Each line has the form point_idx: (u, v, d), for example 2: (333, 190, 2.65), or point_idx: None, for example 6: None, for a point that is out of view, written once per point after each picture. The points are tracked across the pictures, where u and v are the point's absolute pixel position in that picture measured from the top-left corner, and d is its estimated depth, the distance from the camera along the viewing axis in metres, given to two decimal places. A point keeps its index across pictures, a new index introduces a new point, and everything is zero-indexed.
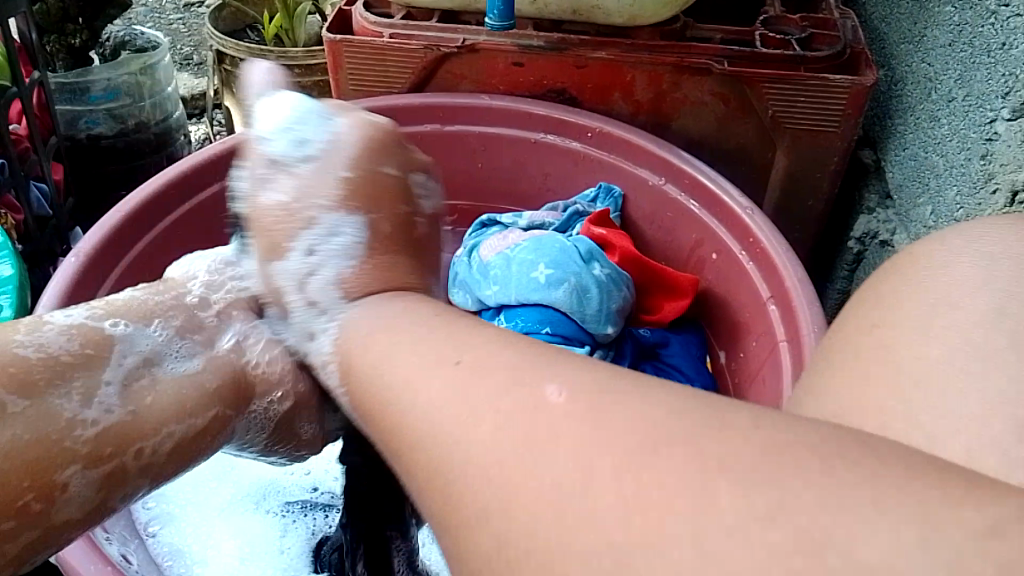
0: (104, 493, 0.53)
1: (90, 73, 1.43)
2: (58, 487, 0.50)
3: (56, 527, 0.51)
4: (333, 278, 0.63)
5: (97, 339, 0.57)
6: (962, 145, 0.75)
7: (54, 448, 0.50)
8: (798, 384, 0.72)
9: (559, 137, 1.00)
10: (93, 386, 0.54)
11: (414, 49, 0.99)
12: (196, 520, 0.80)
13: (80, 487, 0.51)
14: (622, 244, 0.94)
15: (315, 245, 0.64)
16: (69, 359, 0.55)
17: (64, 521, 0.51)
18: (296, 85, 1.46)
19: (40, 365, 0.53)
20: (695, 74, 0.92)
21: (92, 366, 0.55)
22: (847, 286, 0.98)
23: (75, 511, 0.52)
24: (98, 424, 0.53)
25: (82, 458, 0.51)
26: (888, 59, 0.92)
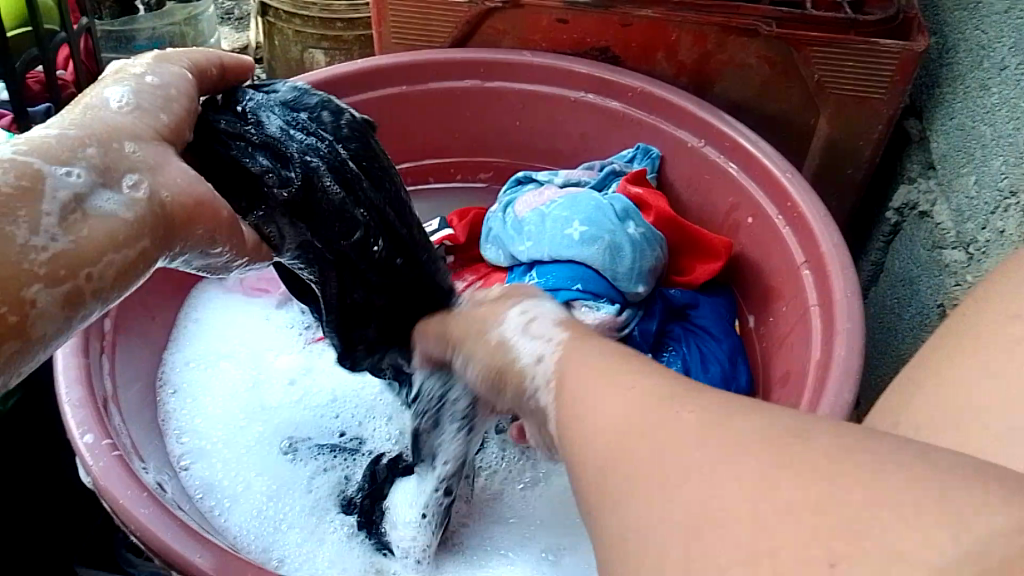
0: (68, 313, 0.48)
1: (136, 21, 1.45)
2: (27, 305, 0.46)
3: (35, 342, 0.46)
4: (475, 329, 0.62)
5: (32, 172, 0.49)
6: (1011, 114, 0.73)
7: (10, 274, 0.45)
8: (828, 347, 0.72)
9: (599, 96, 1.00)
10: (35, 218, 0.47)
11: (459, 2, 0.99)
12: (226, 457, 0.83)
13: (46, 321, 0.47)
14: (658, 205, 0.94)
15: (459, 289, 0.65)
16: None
17: (44, 337, 0.47)
18: (338, 39, 1.47)
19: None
20: (741, 35, 0.91)
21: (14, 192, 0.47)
22: (882, 258, 0.98)
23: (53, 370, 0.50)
24: (50, 251, 0.47)
25: (43, 276, 0.46)
26: (940, 27, 0.91)
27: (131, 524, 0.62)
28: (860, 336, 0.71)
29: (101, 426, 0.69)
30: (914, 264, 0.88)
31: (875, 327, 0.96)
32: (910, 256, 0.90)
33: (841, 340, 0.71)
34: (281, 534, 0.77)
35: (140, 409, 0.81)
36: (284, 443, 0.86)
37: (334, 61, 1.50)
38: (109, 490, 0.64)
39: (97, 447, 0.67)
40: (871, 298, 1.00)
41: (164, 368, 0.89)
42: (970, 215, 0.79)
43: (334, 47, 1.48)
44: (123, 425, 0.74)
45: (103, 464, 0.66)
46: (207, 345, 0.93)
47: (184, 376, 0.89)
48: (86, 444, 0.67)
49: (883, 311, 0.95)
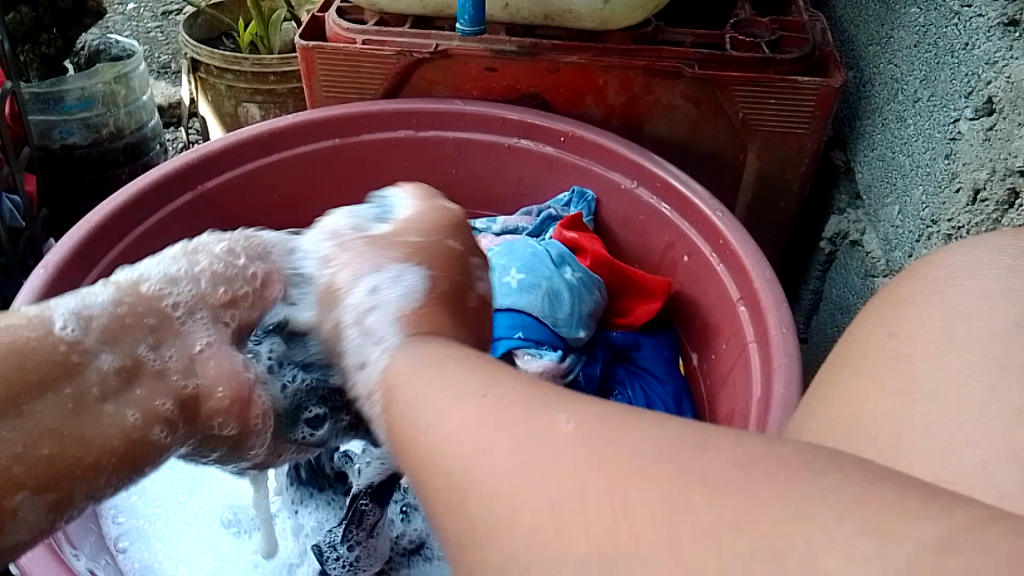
0: (51, 515, 0.55)
1: (64, 83, 1.42)
2: (8, 512, 0.52)
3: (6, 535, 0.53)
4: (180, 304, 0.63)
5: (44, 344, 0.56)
6: (927, 145, 0.75)
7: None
8: (767, 384, 0.72)
9: (532, 141, 1.00)
10: (62, 412, 0.54)
11: (387, 54, 0.98)
12: (166, 537, 0.80)
13: (29, 508, 0.53)
14: (593, 248, 0.94)
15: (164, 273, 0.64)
16: (29, 376, 0.54)
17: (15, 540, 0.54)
18: (272, 92, 1.46)
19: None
20: (666, 77, 0.93)
21: (48, 385, 0.54)
22: (819, 286, 0.99)
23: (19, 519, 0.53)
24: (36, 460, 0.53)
25: (30, 485, 0.53)
26: (857, 61, 0.93)
27: None
28: (798, 372, 0.71)
29: None
30: (849, 292, 0.90)
31: (818, 356, 0.97)
32: (846, 284, 0.91)
33: (779, 376, 0.71)
34: None
35: None
36: (228, 513, 0.82)
37: (269, 113, 1.49)
38: None
39: None
40: (812, 327, 1.01)
41: None
42: (896, 244, 0.80)
43: (269, 100, 1.47)
44: None
45: (30, 552, 0.62)
46: None
47: None
48: None
49: (825, 340, 0.95)
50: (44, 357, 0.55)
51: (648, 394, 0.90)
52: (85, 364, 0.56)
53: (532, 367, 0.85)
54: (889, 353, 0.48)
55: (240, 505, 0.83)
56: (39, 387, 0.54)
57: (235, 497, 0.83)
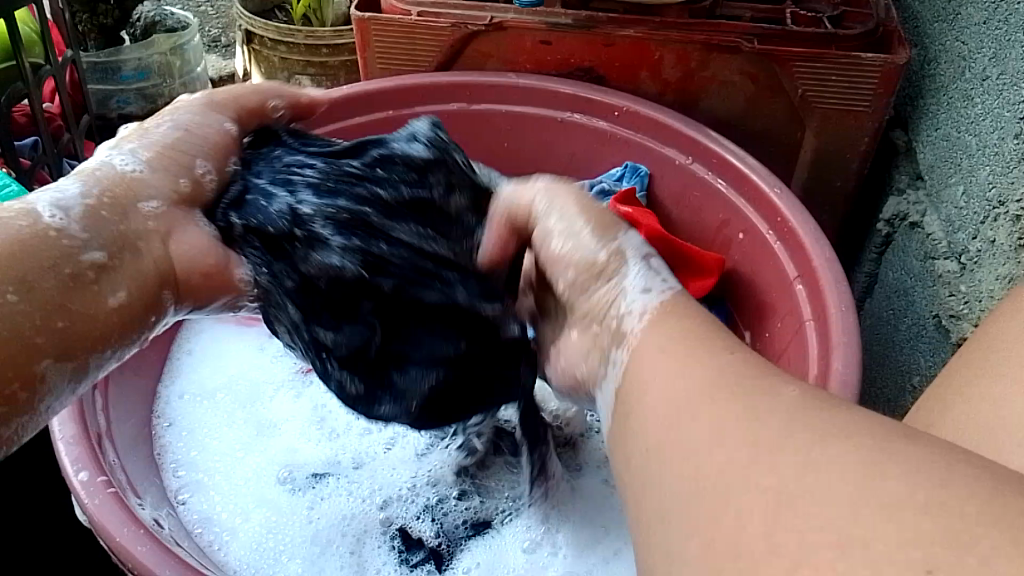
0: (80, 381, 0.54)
1: (122, 52, 1.45)
2: (37, 381, 0.51)
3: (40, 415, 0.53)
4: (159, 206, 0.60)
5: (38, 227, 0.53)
6: (995, 124, 0.74)
7: (23, 349, 0.50)
8: (824, 362, 0.72)
9: (586, 116, 1.00)
10: (71, 291, 0.53)
11: (442, 27, 0.99)
12: (225, 490, 0.82)
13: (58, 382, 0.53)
14: (648, 223, 0.94)
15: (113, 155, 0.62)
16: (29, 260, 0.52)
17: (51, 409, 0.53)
18: (324, 65, 1.47)
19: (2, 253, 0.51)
20: (724, 53, 0.92)
21: (51, 265, 0.53)
22: (875, 269, 0.97)
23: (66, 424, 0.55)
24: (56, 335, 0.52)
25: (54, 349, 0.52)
26: (921, 38, 0.91)
27: (127, 562, 0.61)
28: (856, 350, 0.70)
29: (95, 463, 0.68)
30: (907, 274, 0.88)
31: (872, 339, 0.96)
32: (903, 267, 0.90)
33: (837, 355, 0.70)
34: (282, 565, 0.76)
35: (135, 447, 0.80)
36: (282, 471, 0.84)
37: (321, 85, 1.50)
38: (105, 528, 0.63)
39: (92, 485, 0.66)
40: (866, 310, 1.00)
41: (159, 399, 0.88)
42: (959, 225, 0.79)
43: (321, 73, 1.48)
44: (117, 462, 0.73)
45: (97, 501, 0.65)
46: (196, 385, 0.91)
47: (180, 407, 0.88)
48: (81, 482, 0.66)
49: (880, 324, 0.94)
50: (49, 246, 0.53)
51: None
52: (78, 251, 0.54)
53: None
54: None
55: (292, 465, 0.85)
56: (44, 266, 0.52)
57: (291, 457, 0.86)
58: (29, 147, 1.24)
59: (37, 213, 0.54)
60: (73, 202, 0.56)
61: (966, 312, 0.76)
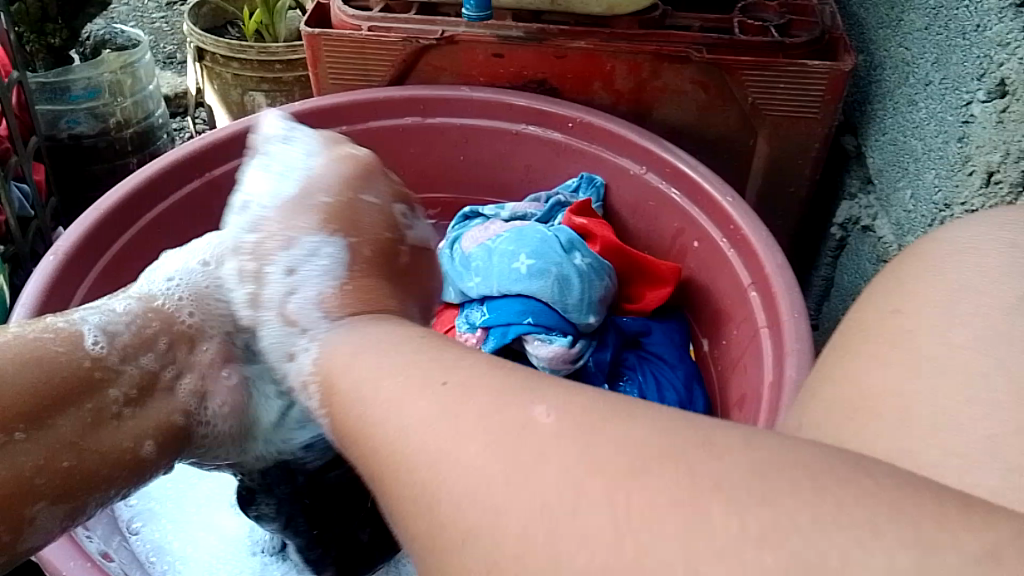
0: (69, 518, 0.57)
1: (70, 73, 1.41)
2: (26, 522, 0.54)
3: (19, 553, 0.55)
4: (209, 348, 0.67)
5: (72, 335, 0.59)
6: (939, 128, 0.75)
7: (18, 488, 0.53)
8: (778, 369, 0.72)
9: (540, 128, 1.00)
10: (82, 428, 0.57)
11: (393, 41, 0.98)
12: (178, 517, 0.80)
13: (47, 521, 0.55)
14: (603, 234, 0.94)
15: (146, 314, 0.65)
16: (44, 385, 0.56)
17: (29, 547, 0.55)
18: (278, 80, 1.45)
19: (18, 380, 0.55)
20: (674, 62, 0.92)
21: (66, 401, 0.57)
22: (830, 273, 0.98)
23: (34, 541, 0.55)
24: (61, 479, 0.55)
25: (48, 495, 0.55)
26: (867, 43, 0.92)
27: None
28: (809, 356, 0.71)
29: None
30: (860, 278, 0.89)
31: (828, 343, 0.97)
32: (856, 270, 0.91)
33: (790, 362, 0.71)
34: None
35: None
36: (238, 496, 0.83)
37: (276, 101, 1.49)
38: (52, 561, 0.61)
39: None
40: (823, 313, 1.01)
41: None
42: (908, 228, 0.80)
43: (275, 88, 1.47)
44: None
45: None
46: None
47: None
48: None
49: (837, 326, 0.95)
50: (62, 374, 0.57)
51: (659, 380, 0.90)
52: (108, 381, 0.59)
53: (541, 354, 0.86)
54: (904, 335, 0.48)
55: None
56: (60, 405, 0.56)
57: None
58: None
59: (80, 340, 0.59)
60: (97, 319, 0.62)
61: None
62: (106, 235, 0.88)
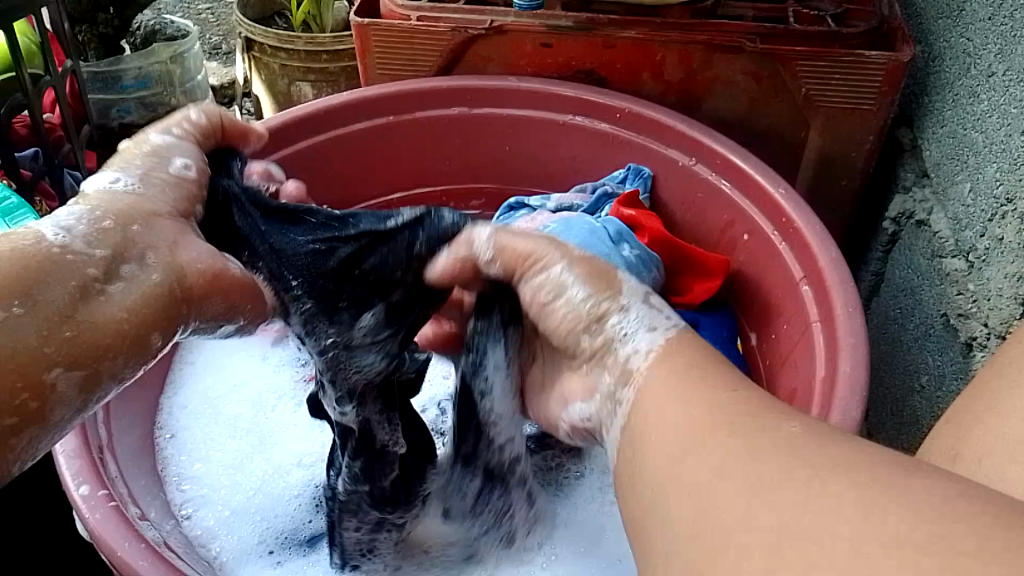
0: (85, 396, 0.52)
1: (122, 62, 1.44)
2: (47, 388, 0.50)
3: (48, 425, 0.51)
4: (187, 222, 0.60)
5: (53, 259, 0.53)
6: (1002, 121, 0.73)
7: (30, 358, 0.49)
8: (832, 364, 0.71)
9: (588, 118, 0.99)
10: (71, 299, 0.52)
11: (442, 30, 0.98)
12: (233, 504, 0.81)
13: (64, 405, 0.51)
14: (651, 226, 0.93)
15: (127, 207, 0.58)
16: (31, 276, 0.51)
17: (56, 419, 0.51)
18: (324, 71, 1.47)
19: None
20: (726, 52, 0.91)
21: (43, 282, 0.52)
22: (882, 268, 0.96)
23: (61, 411, 0.51)
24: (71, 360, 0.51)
25: (63, 361, 0.51)
26: (925, 34, 0.90)
27: None
28: (864, 352, 0.69)
29: (97, 477, 0.67)
30: (914, 273, 0.87)
31: (878, 339, 0.96)
32: (910, 266, 0.89)
33: (844, 356, 0.70)
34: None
35: (138, 459, 0.79)
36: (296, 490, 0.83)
37: (322, 92, 1.50)
38: (107, 542, 0.62)
39: (93, 499, 0.65)
40: (872, 308, 0.99)
41: (161, 413, 0.88)
42: (966, 223, 0.78)
43: (321, 79, 1.48)
44: (119, 475, 0.72)
45: (99, 515, 0.64)
46: (197, 399, 0.90)
47: (182, 420, 0.87)
48: (82, 497, 0.65)
49: (887, 322, 0.93)
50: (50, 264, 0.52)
51: None
52: (82, 266, 0.54)
53: None
54: None
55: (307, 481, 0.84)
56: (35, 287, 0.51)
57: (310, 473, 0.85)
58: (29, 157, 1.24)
59: (41, 233, 0.54)
60: (71, 225, 0.55)
61: (975, 311, 0.75)
62: None
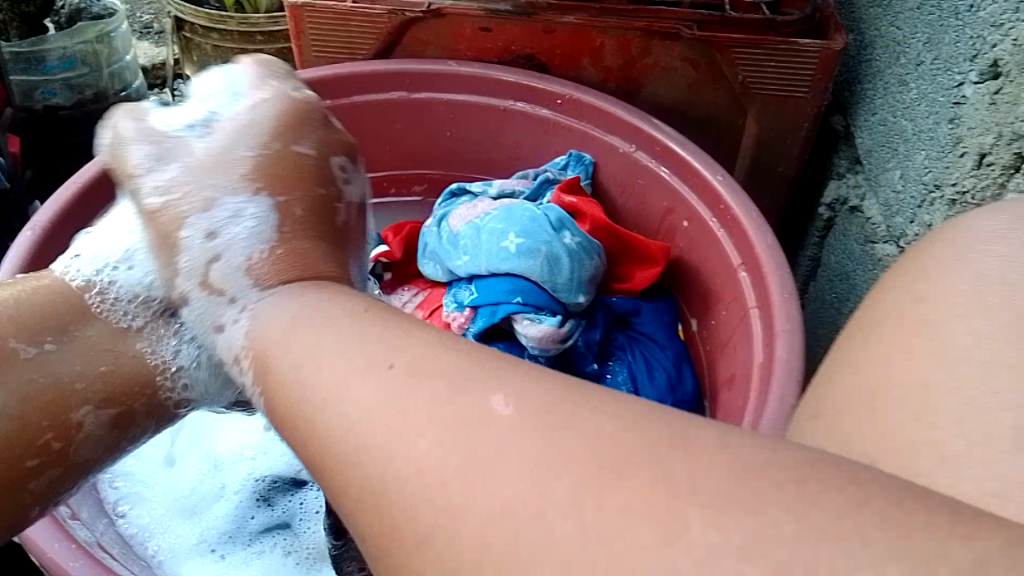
0: (116, 432, 0.62)
1: (45, 42, 1.38)
2: (74, 427, 0.59)
3: (75, 464, 0.59)
4: (243, 263, 0.61)
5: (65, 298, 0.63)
6: (930, 109, 0.74)
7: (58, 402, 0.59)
8: (769, 350, 0.72)
9: (529, 104, 0.98)
10: (107, 338, 0.63)
11: (378, 13, 0.96)
12: (169, 502, 0.79)
13: (92, 433, 0.60)
14: (592, 213, 0.93)
15: (218, 227, 0.62)
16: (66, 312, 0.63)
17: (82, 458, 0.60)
18: (260, 52, 1.42)
19: (36, 314, 0.61)
20: (665, 38, 0.91)
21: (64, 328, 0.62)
22: (817, 252, 0.98)
23: (84, 452, 0.60)
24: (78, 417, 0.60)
25: (91, 401, 0.60)
26: (858, 21, 0.92)
27: None
28: (798, 338, 0.71)
29: None
30: (848, 259, 0.89)
31: (814, 323, 0.97)
32: (844, 251, 0.90)
33: (779, 343, 0.71)
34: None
35: None
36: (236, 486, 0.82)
37: None
38: (36, 544, 0.59)
39: None
40: (809, 292, 1.00)
41: None
42: (897, 210, 0.79)
43: None
44: None
45: None
46: None
47: None
48: None
49: (823, 307, 0.95)
50: (68, 305, 0.63)
51: (648, 359, 0.89)
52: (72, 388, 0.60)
53: (529, 334, 0.86)
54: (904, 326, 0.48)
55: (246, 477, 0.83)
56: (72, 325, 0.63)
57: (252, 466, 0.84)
58: None
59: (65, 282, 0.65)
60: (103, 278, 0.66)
61: None
62: (89, 207, 0.86)
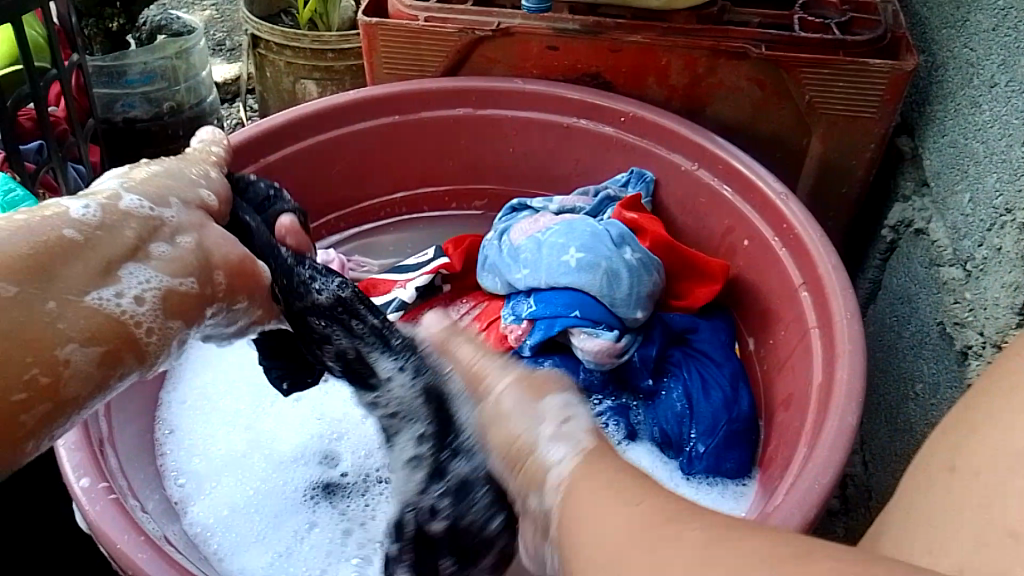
0: (102, 369, 0.58)
1: (127, 56, 1.44)
2: (61, 364, 0.55)
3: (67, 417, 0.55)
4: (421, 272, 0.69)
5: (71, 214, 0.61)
6: (1003, 132, 0.74)
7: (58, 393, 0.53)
8: (828, 369, 0.72)
9: (592, 121, 1.00)
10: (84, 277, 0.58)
11: (449, 31, 0.98)
12: (231, 501, 0.81)
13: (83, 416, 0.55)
14: (653, 229, 0.94)
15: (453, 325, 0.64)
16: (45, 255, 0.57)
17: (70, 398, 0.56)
18: (329, 69, 1.47)
19: (37, 252, 0.57)
20: (731, 58, 0.92)
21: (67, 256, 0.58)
22: (880, 275, 0.97)
23: None
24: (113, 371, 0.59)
25: (77, 337, 0.56)
26: (928, 45, 0.91)
27: (128, 568, 0.61)
28: (863, 355, 0.70)
29: (97, 470, 0.67)
30: (912, 281, 0.88)
31: (874, 346, 0.96)
32: (908, 273, 0.89)
33: (844, 359, 0.70)
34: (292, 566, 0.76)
35: (138, 455, 0.80)
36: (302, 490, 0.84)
37: (326, 90, 1.50)
38: (106, 533, 0.62)
39: (94, 491, 0.66)
40: (870, 315, 0.99)
41: (159, 408, 0.88)
42: (966, 233, 0.78)
43: (326, 77, 1.49)
44: (118, 467, 0.73)
45: (99, 507, 0.64)
46: (195, 394, 0.91)
47: (180, 414, 0.88)
48: (82, 488, 0.66)
49: (884, 329, 0.94)
50: (71, 249, 0.59)
51: (704, 376, 0.88)
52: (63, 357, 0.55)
53: (585, 346, 0.86)
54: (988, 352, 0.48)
55: (305, 476, 0.85)
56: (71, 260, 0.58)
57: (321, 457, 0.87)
58: (33, 149, 1.23)
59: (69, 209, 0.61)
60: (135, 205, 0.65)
61: (972, 319, 0.75)
62: None
